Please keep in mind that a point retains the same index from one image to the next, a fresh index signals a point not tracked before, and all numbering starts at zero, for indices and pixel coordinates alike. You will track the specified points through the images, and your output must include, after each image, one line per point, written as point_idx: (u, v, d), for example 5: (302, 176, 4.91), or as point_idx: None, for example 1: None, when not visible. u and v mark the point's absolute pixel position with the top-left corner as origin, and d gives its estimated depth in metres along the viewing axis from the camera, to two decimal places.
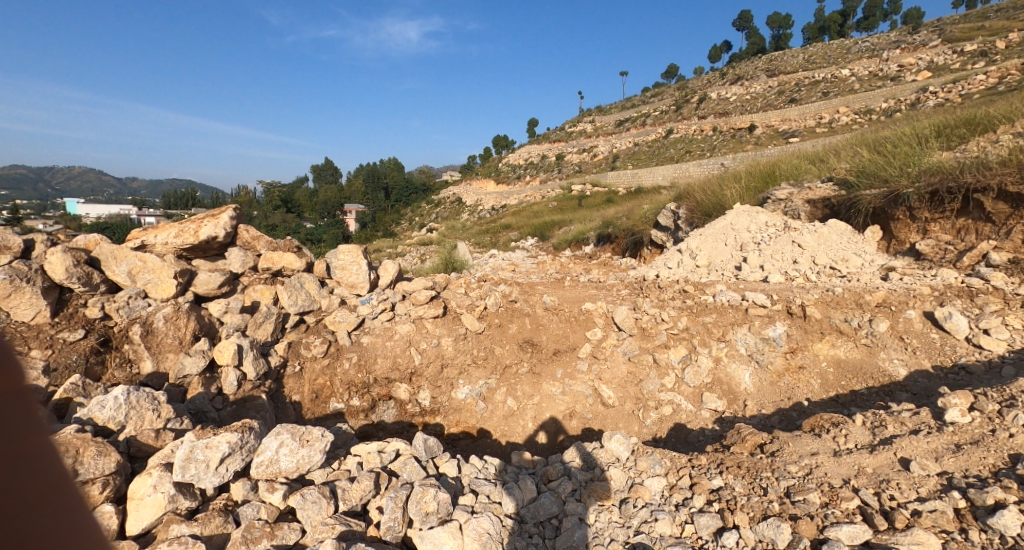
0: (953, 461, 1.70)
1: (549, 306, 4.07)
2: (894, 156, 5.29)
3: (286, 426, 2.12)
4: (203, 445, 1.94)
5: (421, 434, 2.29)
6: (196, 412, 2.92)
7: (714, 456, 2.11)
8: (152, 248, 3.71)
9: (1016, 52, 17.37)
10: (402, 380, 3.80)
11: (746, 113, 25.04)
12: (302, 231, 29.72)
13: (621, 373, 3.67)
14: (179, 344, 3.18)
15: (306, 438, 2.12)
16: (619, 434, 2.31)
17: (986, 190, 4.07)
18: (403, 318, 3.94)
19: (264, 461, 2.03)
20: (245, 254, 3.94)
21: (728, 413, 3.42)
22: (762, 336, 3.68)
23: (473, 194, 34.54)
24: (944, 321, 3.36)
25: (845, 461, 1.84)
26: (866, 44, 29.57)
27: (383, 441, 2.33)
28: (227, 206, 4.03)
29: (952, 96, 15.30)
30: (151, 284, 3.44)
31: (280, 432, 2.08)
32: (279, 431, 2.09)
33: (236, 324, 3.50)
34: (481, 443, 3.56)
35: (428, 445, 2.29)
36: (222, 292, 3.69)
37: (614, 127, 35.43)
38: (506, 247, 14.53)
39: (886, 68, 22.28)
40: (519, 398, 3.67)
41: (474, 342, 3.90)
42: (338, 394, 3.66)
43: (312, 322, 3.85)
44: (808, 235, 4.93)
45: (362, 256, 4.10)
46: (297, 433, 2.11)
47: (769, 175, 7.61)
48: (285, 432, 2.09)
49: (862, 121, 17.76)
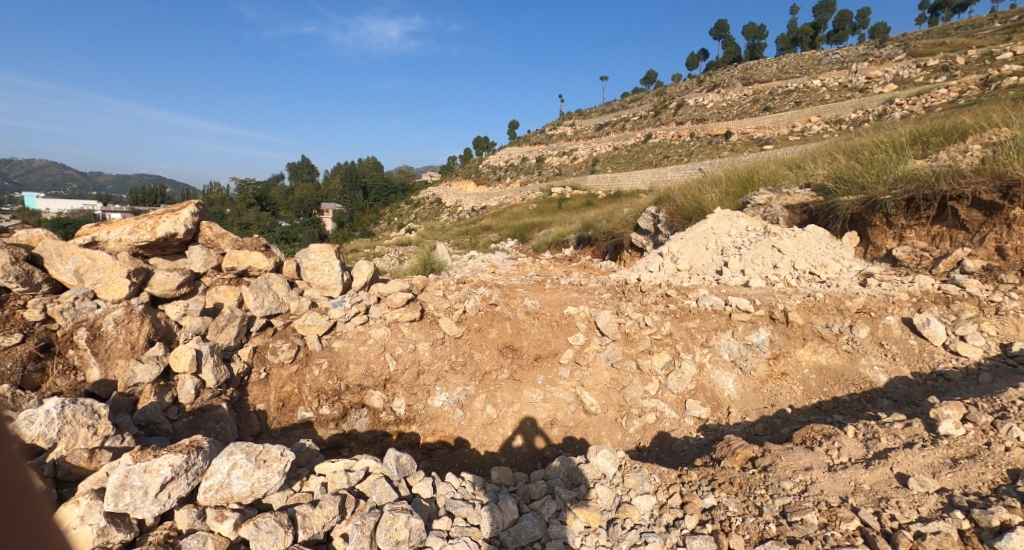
0: (951, 476, 1.64)
1: (531, 310, 3.93)
2: (871, 164, 5.38)
3: (241, 445, 1.87)
4: (141, 469, 1.69)
5: (393, 451, 2.07)
6: (147, 424, 2.63)
7: (705, 472, 2.00)
8: (103, 246, 3.40)
9: (973, 68, 18.33)
10: (376, 387, 3.55)
11: (723, 120, 25.63)
12: (276, 230, 28.83)
13: (605, 379, 3.56)
14: (131, 350, 2.89)
15: (263, 458, 1.88)
16: (605, 449, 2.18)
17: (961, 197, 4.16)
18: (378, 322, 3.70)
19: (212, 485, 1.78)
20: (208, 254, 3.65)
21: (712, 420, 3.33)
22: (745, 341, 3.63)
23: (453, 194, 34.21)
24: (922, 328, 3.40)
25: (840, 477, 1.76)
26: (836, 56, 30.72)
27: (351, 459, 2.13)
28: (189, 201, 3.74)
29: (916, 108, 16.00)
30: (101, 284, 3.11)
31: (234, 452, 1.83)
32: (233, 449, 1.85)
33: (196, 328, 3.17)
34: (459, 453, 3.38)
35: (400, 463, 2.08)
36: (182, 293, 3.38)
37: (595, 131, 35.75)
38: (486, 248, 14.39)
39: (855, 80, 23.17)
40: (499, 406, 3.50)
41: (452, 347, 3.69)
42: (306, 403, 3.39)
43: (280, 325, 3.59)
44: (788, 240, 4.96)
45: (334, 256, 3.91)
46: (252, 451, 1.87)
47: (748, 180, 7.68)
48: (239, 452, 1.85)
49: (832, 131, 18.40)
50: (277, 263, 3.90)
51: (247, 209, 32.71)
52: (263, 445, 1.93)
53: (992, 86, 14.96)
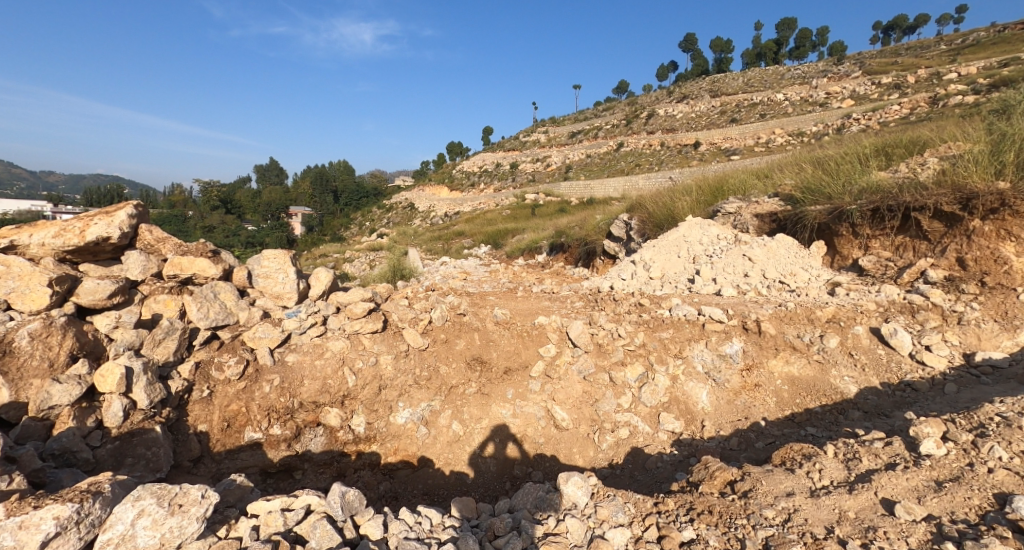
0: (937, 501, 1.55)
1: (500, 320, 3.69)
2: (837, 174, 5.52)
3: (151, 489, 1.60)
4: (17, 524, 1.39)
5: (337, 486, 1.83)
6: (62, 454, 2.13)
7: (682, 499, 1.84)
8: (25, 251, 2.87)
9: (922, 87, 19.58)
10: (333, 404, 3.10)
11: (692, 130, 26.40)
12: (241, 233, 27.62)
13: (575, 392, 3.37)
14: (48, 369, 2.37)
15: (179, 502, 1.58)
16: (577, 477, 2.00)
17: (923, 208, 4.27)
18: (336, 333, 3.26)
19: (112, 539, 1.48)
20: (148, 258, 3.08)
21: (686, 434, 3.19)
22: (718, 352, 3.56)
23: (427, 199, 33.85)
24: (890, 338, 3.43)
25: (824, 503, 1.64)
26: (797, 72, 32.25)
27: (289, 496, 1.84)
28: (128, 201, 3.17)
29: (872, 123, 16.93)
30: (16, 293, 2.56)
31: (141, 497, 1.56)
32: (139, 493, 1.56)
33: (128, 342, 2.67)
34: (422, 473, 3.08)
35: (346, 500, 1.83)
36: (114, 303, 2.78)
37: (569, 138, 36.16)
38: (458, 254, 14.22)
39: (814, 96, 24.32)
40: (466, 422, 3.23)
41: (417, 361, 3.35)
42: (254, 422, 2.88)
43: (227, 338, 3.05)
44: (758, 249, 4.97)
45: (291, 263, 3.41)
46: (164, 494, 1.59)
47: (717, 190, 7.78)
48: (148, 496, 1.57)
49: (795, 143, 19.20)
50: (225, 269, 3.33)
51: (210, 213, 31.29)
52: (180, 485, 1.65)
53: (939, 104, 15.97)
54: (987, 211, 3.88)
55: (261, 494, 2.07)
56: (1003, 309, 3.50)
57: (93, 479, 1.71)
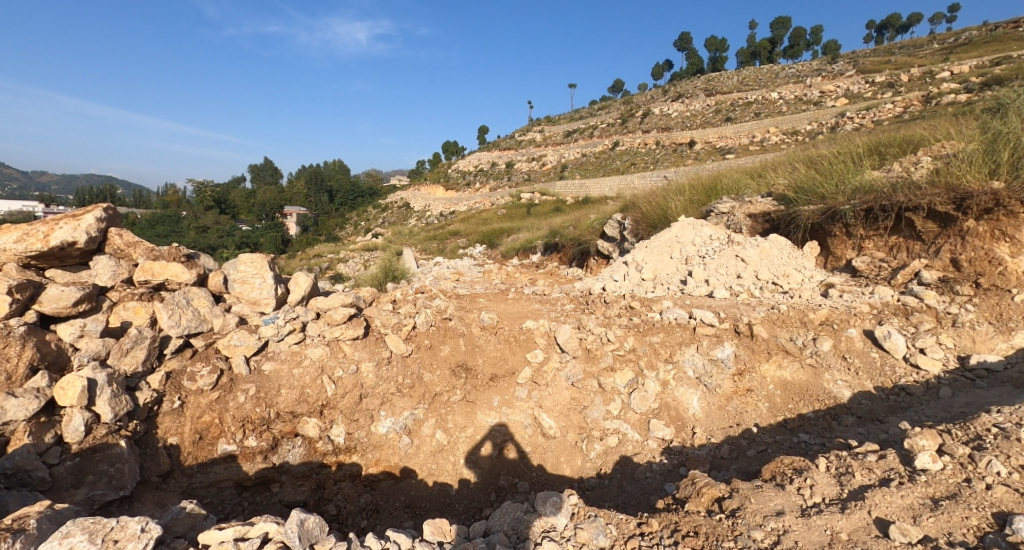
0: (934, 521, 1.47)
1: (487, 325, 3.59)
2: (830, 174, 5.46)
3: (82, 524, 1.45)
4: None
5: (296, 512, 1.69)
6: (15, 473, 2.01)
7: (666, 519, 1.75)
8: None
9: (915, 86, 19.64)
10: (312, 413, 2.98)
11: (687, 129, 26.39)
12: (235, 234, 27.37)
13: (562, 399, 3.27)
14: (5, 382, 2.22)
15: (114, 537, 1.44)
16: (557, 498, 1.97)
17: (917, 208, 4.21)
18: (315, 340, 3.14)
19: None
20: (118, 264, 2.96)
21: (676, 441, 3.09)
22: (710, 357, 3.48)
23: (422, 198, 33.69)
24: (884, 340, 3.38)
25: (815, 524, 1.55)
26: (791, 70, 32.30)
27: (242, 525, 1.68)
28: (97, 205, 3.04)
29: (866, 121, 16.95)
30: None
31: (70, 533, 1.41)
32: (68, 530, 1.42)
33: (93, 352, 2.54)
34: (404, 484, 2.98)
35: (306, 527, 1.70)
36: (79, 311, 2.65)
37: (564, 137, 36.07)
38: (452, 254, 14.12)
39: (808, 94, 24.34)
40: (450, 430, 3.12)
41: (399, 368, 3.25)
42: (228, 434, 2.77)
43: (200, 346, 2.93)
44: (751, 249, 4.89)
45: (269, 267, 3.28)
46: (98, 529, 1.46)
47: (711, 189, 7.71)
48: (78, 533, 1.42)
49: (789, 141, 19.20)
50: (200, 274, 3.20)
51: (203, 214, 31.08)
52: (118, 518, 1.51)
53: (932, 102, 15.99)
54: (981, 211, 3.83)
55: (215, 521, 1.91)
56: (998, 311, 3.44)
57: (22, 512, 1.58)
